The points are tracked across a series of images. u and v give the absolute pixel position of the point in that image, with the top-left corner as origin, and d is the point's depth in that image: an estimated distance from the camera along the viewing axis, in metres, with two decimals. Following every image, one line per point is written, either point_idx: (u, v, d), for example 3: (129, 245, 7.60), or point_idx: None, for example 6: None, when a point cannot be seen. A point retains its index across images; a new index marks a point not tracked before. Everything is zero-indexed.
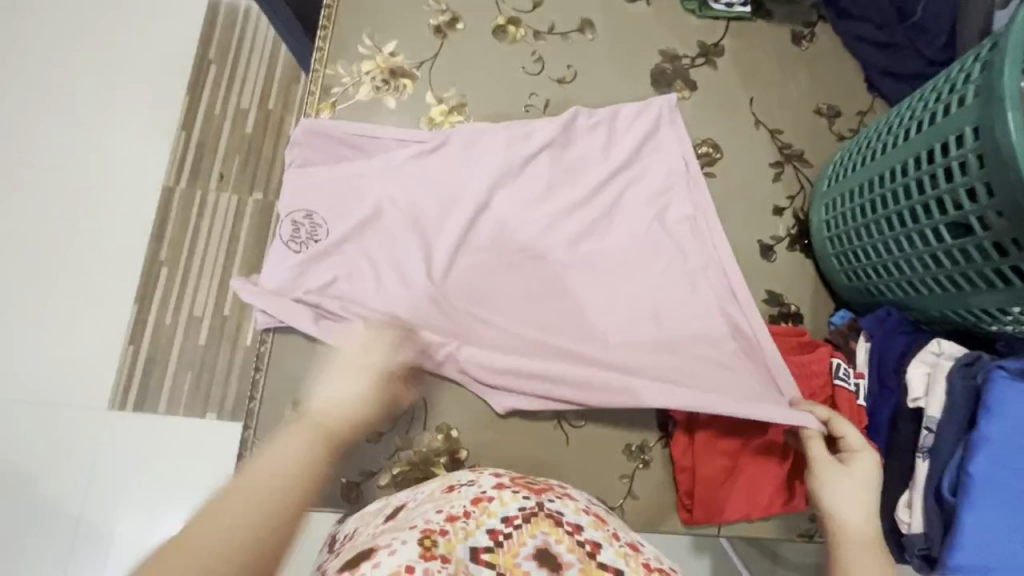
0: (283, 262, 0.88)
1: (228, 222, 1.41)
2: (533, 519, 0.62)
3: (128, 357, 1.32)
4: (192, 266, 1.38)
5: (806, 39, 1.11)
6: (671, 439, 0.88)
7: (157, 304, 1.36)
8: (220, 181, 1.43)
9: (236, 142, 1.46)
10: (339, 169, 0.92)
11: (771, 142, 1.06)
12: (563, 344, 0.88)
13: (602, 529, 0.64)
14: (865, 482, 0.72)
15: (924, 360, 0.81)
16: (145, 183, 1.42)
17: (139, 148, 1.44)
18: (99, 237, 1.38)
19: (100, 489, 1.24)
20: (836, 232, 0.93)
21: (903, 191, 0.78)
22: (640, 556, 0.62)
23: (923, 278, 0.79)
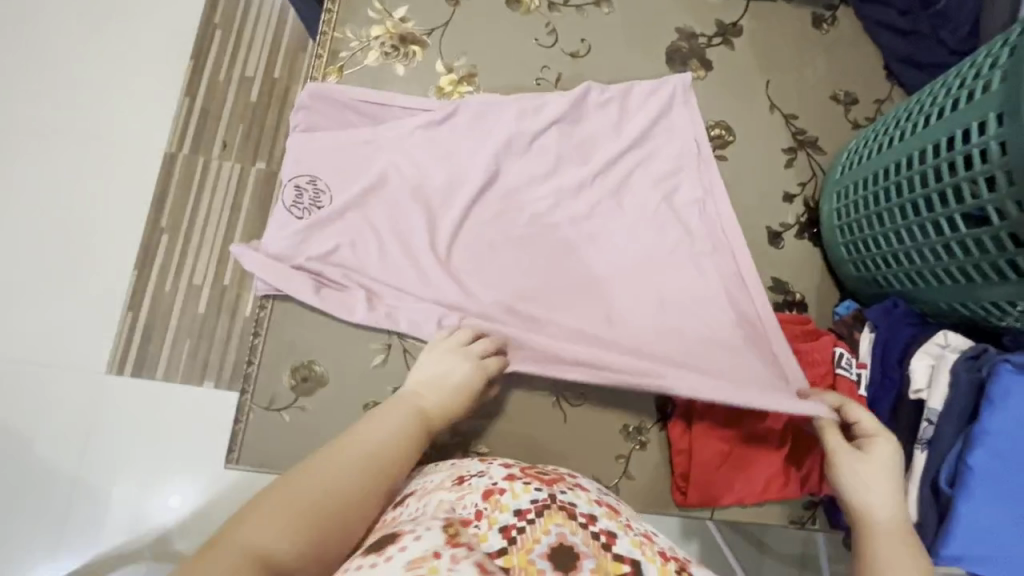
0: (286, 228, 0.87)
1: (231, 191, 1.40)
2: (547, 511, 0.64)
3: (127, 323, 1.32)
4: (193, 233, 1.37)
5: (827, 22, 1.09)
6: (668, 422, 0.88)
7: (157, 270, 1.35)
8: (223, 148, 1.41)
9: (241, 109, 1.43)
10: (345, 135, 0.90)
11: (785, 128, 1.04)
12: (565, 322, 0.87)
13: (615, 520, 0.66)
14: (886, 471, 0.70)
15: (929, 351, 0.80)
16: (147, 148, 1.41)
17: (142, 112, 1.42)
18: (100, 200, 1.37)
19: (98, 452, 1.25)
20: (847, 221, 0.91)
21: (919, 179, 0.76)
22: (654, 546, 0.64)
23: (933, 269, 0.78)
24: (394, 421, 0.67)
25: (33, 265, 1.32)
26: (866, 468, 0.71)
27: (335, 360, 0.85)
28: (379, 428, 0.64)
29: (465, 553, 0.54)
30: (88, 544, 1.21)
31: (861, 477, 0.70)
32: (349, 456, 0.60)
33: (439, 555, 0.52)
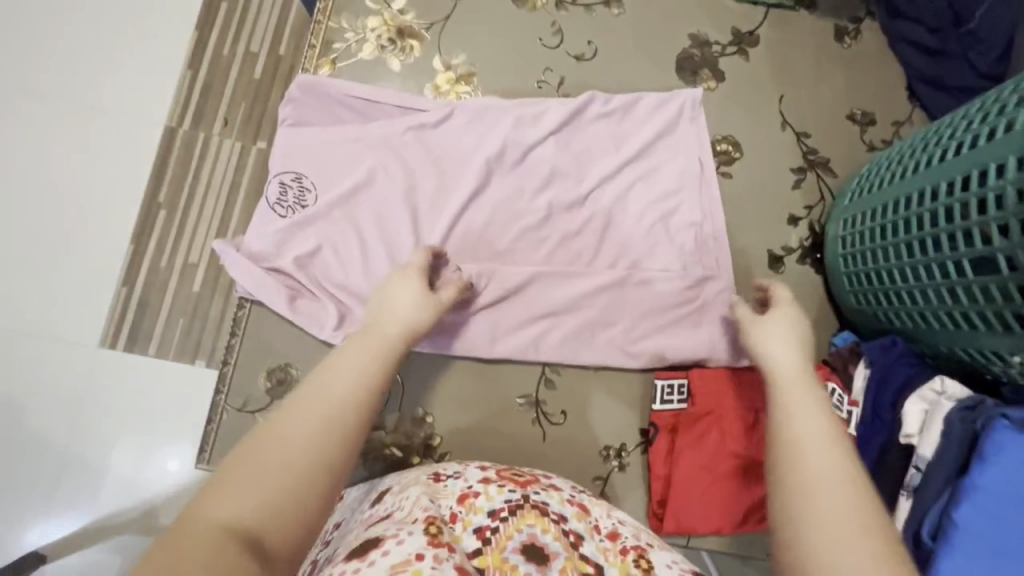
0: (268, 226, 0.85)
1: (231, 170, 1.29)
2: (519, 511, 0.62)
3: (121, 300, 1.22)
4: (190, 210, 1.27)
5: (850, 36, 1.03)
6: (650, 445, 0.86)
7: (153, 246, 1.25)
8: (224, 127, 1.30)
9: (243, 89, 1.32)
10: (333, 131, 0.87)
11: (796, 146, 0.99)
12: (551, 332, 0.87)
13: (585, 521, 0.65)
14: (797, 341, 0.71)
15: (924, 397, 0.77)
16: (143, 117, 1.31)
17: (139, 78, 1.32)
18: (90, 168, 1.27)
19: (81, 426, 1.16)
20: (852, 250, 0.88)
21: (931, 216, 0.72)
22: (616, 543, 0.64)
23: (936, 311, 0.75)
24: (352, 369, 0.56)
25: (19, 232, 1.24)
26: (785, 350, 0.69)
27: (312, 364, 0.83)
28: (338, 380, 0.53)
29: (448, 556, 0.54)
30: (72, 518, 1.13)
31: (779, 358, 0.68)
32: (303, 422, 0.49)
33: (422, 558, 0.52)
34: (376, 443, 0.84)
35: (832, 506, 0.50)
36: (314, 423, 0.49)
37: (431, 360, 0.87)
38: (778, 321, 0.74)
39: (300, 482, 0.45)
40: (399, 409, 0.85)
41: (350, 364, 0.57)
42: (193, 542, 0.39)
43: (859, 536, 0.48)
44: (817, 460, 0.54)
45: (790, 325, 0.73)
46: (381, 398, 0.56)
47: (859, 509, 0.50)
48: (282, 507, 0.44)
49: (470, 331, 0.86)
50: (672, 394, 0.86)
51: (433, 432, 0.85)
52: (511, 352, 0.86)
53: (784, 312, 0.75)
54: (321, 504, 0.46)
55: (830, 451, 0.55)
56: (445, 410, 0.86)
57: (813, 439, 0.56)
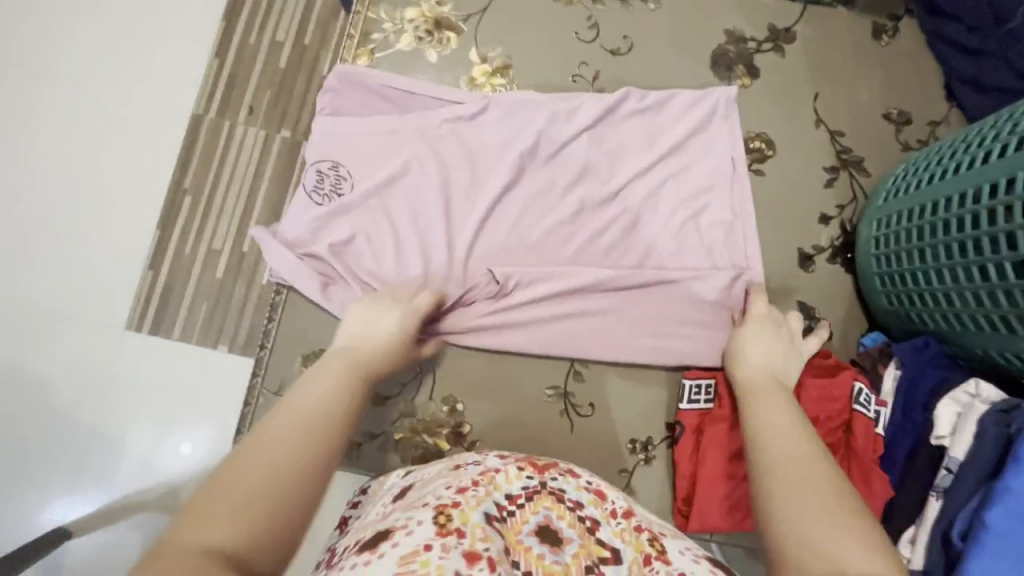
0: (305, 213, 0.86)
1: (255, 157, 1.30)
2: (535, 496, 0.64)
3: (147, 283, 1.24)
4: (215, 197, 1.28)
5: (887, 34, 1.02)
6: (676, 441, 0.87)
7: (178, 233, 1.26)
8: (249, 114, 1.31)
9: (269, 77, 1.33)
10: (374, 121, 0.88)
11: (830, 145, 0.99)
12: (579, 325, 0.87)
13: (599, 506, 0.66)
14: (774, 350, 0.80)
15: (956, 399, 0.77)
16: (172, 104, 1.32)
17: (167, 64, 1.33)
18: (120, 154, 1.29)
19: (110, 403, 1.19)
20: (887, 250, 0.87)
21: (973, 218, 0.71)
22: (631, 521, 0.65)
23: (972, 314, 0.74)
24: (325, 390, 0.58)
25: (50, 215, 1.25)
26: (763, 366, 0.78)
27: None
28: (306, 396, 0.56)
29: (457, 543, 0.55)
30: (100, 491, 1.15)
31: (756, 375, 0.77)
32: (277, 440, 0.50)
33: (430, 548, 0.54)
34: (406, 430, 0.85)
35: (817, 508, 0.54)
36: (288, 440, 0.50)
37: (461, 355, 0.88)
38: (763, 331, 0.82)
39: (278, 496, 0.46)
40: (429, 399, 0.87)
41: (321, 385, 0.59)
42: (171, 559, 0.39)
43: (845, 529, 0.51)
44: (799, 473, 0.59)
45: (773, 337, 0.81)
46: (354, 415, 0.57)
47: (841, 508, 0.54)
48: (261, 520, 0.44)
49: (504, 322, 0.86)
50: (698, 394, 0.87)
51: (462, 420, 0.87)
52: (541, 345, 0.87)
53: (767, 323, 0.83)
54: (299, 516, 0.46)
55: (809, 462, 0.60)
56: (474, 401, 0.88)
57: (791, 455, 0.62)
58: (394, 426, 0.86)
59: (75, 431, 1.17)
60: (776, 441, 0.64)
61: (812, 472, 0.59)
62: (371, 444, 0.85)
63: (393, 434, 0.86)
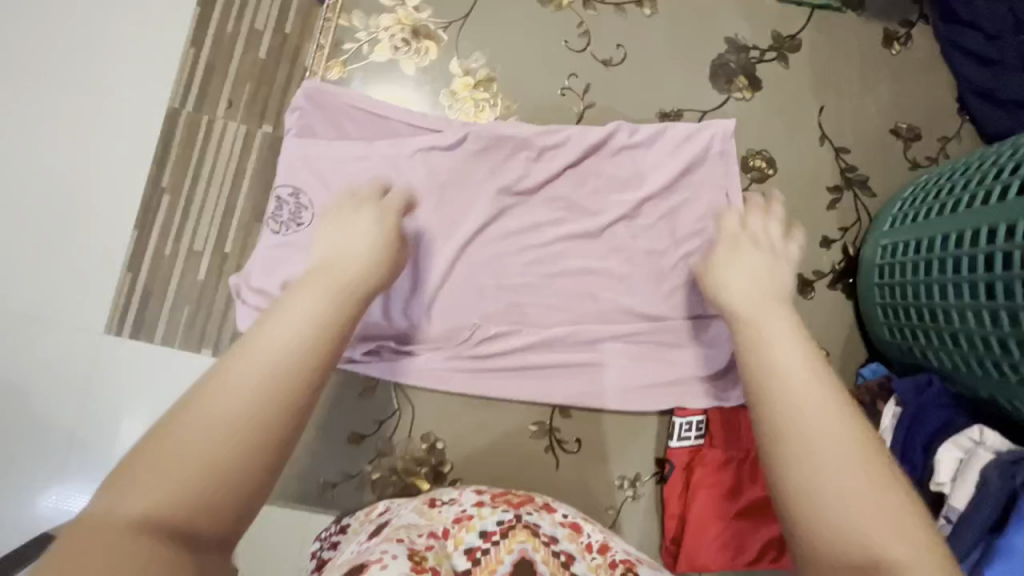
0: (265, 245, 0.80)
1: (237, 152, 1.09)
2: (512, 530, 0.62)
3: (123, 289, 1.04)
4: (194, 195, 1.07)
5: (899, 41, 0.96)
6: (665, 479, 0.84)
7: (157, 231, 1.06)
8: (228, 109, 1.09)
9: (249, 68, 1.10)
10: (335, 149, 0.81)
11: (834, 163, 0.93)
12: (566, 357, 0.84)
13: (576, 540, 0.64)
14: (760, 274, 0.68)
15: (959, 444, 0.73)
16: (137, 86, 1.10)
17: (137, 38, 1.10)
18: (80, 141, 1.07)
19: (91, 401, 1.01)
20: (891, 281, 0.82)
21: (987, 258, 0.66)
22: (606, 557, 0.63)
23: (979, 358, 0.70)
24: (286, 328, 0.47)
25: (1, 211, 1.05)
26: (746, 293, 0.65)
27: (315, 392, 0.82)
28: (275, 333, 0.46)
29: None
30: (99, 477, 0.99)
31: (742, 305, 0.63)
32: (222, 398, 0.42)
33: None
34: (385, 469, 0.82)
35: (847, 487, 0.46)
36: (235, 396, 0.42)
37: (442, 394, 0.84)
38: (746, 256, 0.70)
39: (223, 464, 0.39)
40: (407, 437, 0.83)
41: (283, 321, 0.48)
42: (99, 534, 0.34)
43: (879, 507, 0.45)
44: (825, 447, 0.48)
45: (753, 260, 0.70)
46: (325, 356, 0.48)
47: (881, 492, 0.46)
48: (202, 490, 0.38)
49: (487, 362, 0.82)
50: (690, 431, 0.84)
51: (442, 458, 0.83)
52: (526, 380, 0.83)
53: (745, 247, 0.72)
54: (251, 482, 0.40)
55: (839, 432, 0.49)
56: (457, 438, 0.83)
57: (817, 415, 0.50)
58: (372, 465, 0.83)
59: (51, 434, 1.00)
60: (789, 388, 0.52)
61: (846, 442, 0.48)
62: (346, 484, 0.82)
63: (370, 473, 0.82)
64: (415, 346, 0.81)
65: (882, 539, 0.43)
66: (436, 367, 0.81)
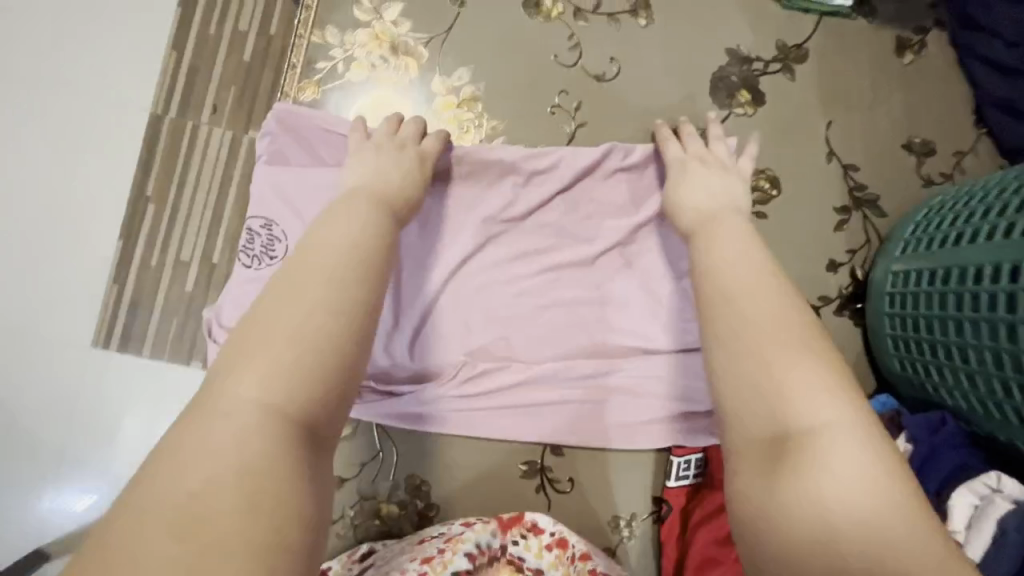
0: (237, 279, 0.76)
1: (223, 159, 1.00)
2: (497, 562, 0.72)
3: (109, 301, 0.97)
4: (182, 203, 0.99)
5: (913, 49, 0.89)
6: (663, 519, 0.80)
7: (143, 240, 0.98)
8: (213, 115, 1.01)
9: (234, 70, 1.02)
10: (313, 175, 0.76)
11: (842, 182, 0.88)
12: (557, 394, 0.79)
13: (561, 562, 0.70)
14: (718, 189, 0.70)
15: (973, 490, 0.69)
16: (117, 86, 1.01)
17: (114, 37, 1.02)
18: (58, 146, 1.00)
19: (86, 412, 0.95)
20: (902, 312, 0.78)
21: (1006, 298, 0.61)
22: (587, 565, 0.69)
23: (999, 402, 0.65)
24: (336, 255, 0.50)
25: None
26: (704, 204, 0.68)
27: None
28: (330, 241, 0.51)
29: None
30: (101, 482, 0.94)
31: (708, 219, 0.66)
32: (292, 308, 0.45)
33: None
34: (368, 512, 0.78)
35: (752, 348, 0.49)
36: (303, 306, 0.45)
37: (428, 434, 0.79)
38: (702, 177, 0.71)
39: (311, 369, 0.42)
40: (390, 479, 0.79)
41: (331, 246, 0.51)
42: (220, 429, 0.38)
43: (801, 368, 0.46)
44: (769, 336, 0.49)
45: (710, 180, 0.71)
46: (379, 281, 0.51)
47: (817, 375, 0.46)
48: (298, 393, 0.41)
49: (473, 401, 0.78)
50: (688, 471, 0.80)
51: (428, 501, 0.79)
52: (515, 418, 0.79)
53: (705, 161, 0.74)
54: (337, 386, 0.44)
55: (783, 329, 0.50)
56: (444, 478, 0.80)
57: (766, 312, 0.52)
58: (354, 508, 0.79)
59: (43, 446, 0.94)
60: (745, 293, 0.54)
61: (798, 339, 0.49)
62: (329, 528, 0.78)
63: (352, 516, 0.79)
64: (396, 387, 0.77)
65: (796, 418, 0.44)
66: (419, 408, 0.77)
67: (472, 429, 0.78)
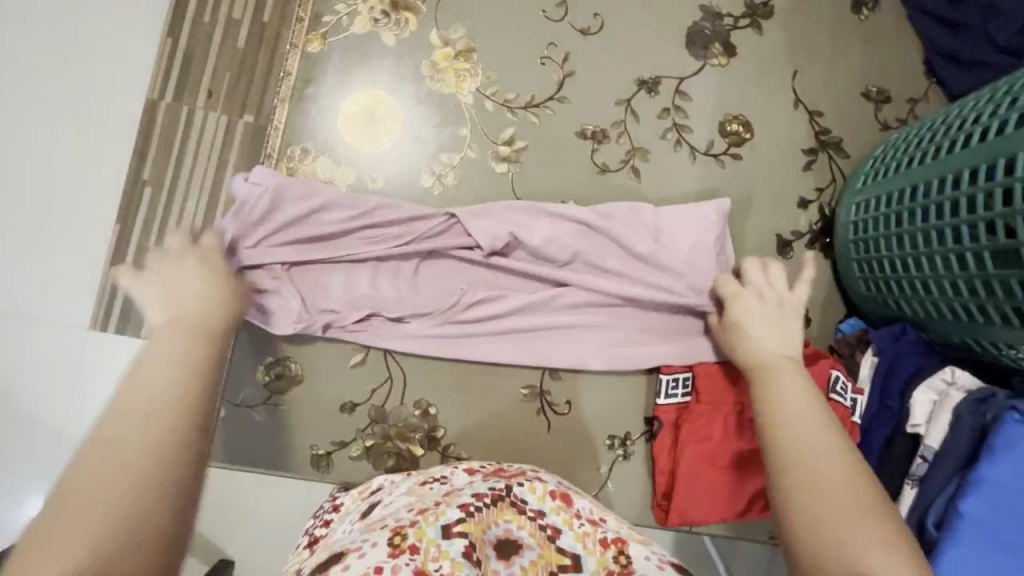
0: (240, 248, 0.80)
1: (218, 143, 1.04)
2: (498, 504, 0.57)
3: (107, 283, 1.00)
4: (178, 184, 1.02)
5: (868, 7, 0.98)
6: (655, 437, 0.87)
7: (140, 224, 1.02)
8: (208, 99, 1.04)
9: (227, 55, 1.05)
10: (330, 186, 0.82)
11: (809, 126, 0.96)
12: (553, 321, 0.85)
13: (564, 511, 0.58)
14: (774, 328, 0.69)
15: (933, 387, 0.77)
16: (114, 70, 1.05)
17: (112, 18, 1.06)
18: (57, 131, 1.02)
19: (85, 392, 0.97)
20: (865, 236, 0.85)
21: (952, 205, 0.69)
22: (596, 529, 0.57)
23: (949, 302, 0.73)
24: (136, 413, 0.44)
25: None
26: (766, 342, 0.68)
27: (311, 361, 0.84)
28: (145, 384, 0.46)
29: (408, 562, 0.49)
30: None
31: (766, 353, 0.66)
32: (118, 443, 0.42)
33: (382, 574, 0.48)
34: (379, 437, 0.84)
35: (820, 483, 0.50)
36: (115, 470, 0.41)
37: (433, 361, 0.86)
38: (757, 313, 0.72)
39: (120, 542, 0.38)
40: (400, 404, 0.85)
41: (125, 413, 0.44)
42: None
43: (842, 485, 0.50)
44: (820, 472, 0.51)
45: (761, 312, 0.72)
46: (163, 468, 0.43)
47: (868, 508, 0.48)
48: (120, 521, 0.39)
49: (477, 326, 0.84)
50: (676, 389, 0.86)
51: (436, 424, 0.85)
52: (515, 344, 0.85)
53: (764, 299, 0.73)
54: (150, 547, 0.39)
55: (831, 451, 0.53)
56: (450, 406, 0.86)
57: (816, 448, 0.53)
58: (366, 433, 0.84)
59: (45, 424, 0.97)
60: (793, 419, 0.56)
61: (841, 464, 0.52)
62: (341, 452, 0.84)
63: (365, 441, 0.84)
64: (405, 314, 0.82)
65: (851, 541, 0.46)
66: (425, 332, 0.83)
67: (479, 353, 0.84)
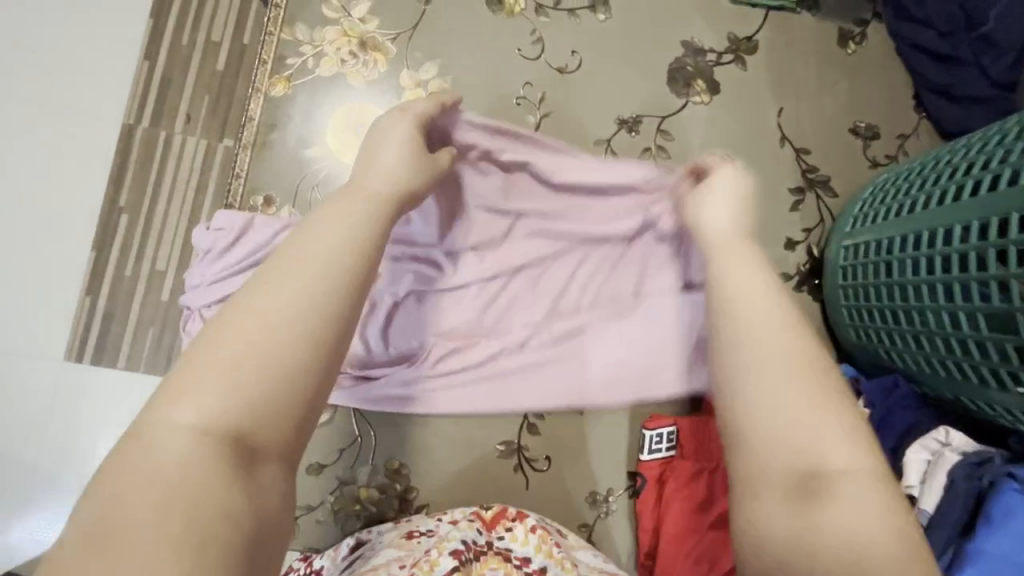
0: (203, 299, 0.78)
1: (199, 166, 0.93)
2: (482, 556, 0.63)
3: (81, 316, 0.90)
4: (157, 210, 0.92)
5: (855, 40, 0.95)
6: (638, 493, 0.83)
7: (115, 252, 0.91)
8: (187, 123, 0.94)
9: (209, 71, 0.94)
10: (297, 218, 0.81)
11: (795, 164, 0.92)
12: (530, 374, 0.82)
13: (544, 542, 0.66)
14: (741, 205, 0.65)
15: (927, 446, 0.72)
16: (81, 89, 0.94)
17: (75, 33, 0.95)
18: (18, 156, 0.92)
19: (59, 421, 0.88)
20: (854, 283, 0.81)
21: (942, 260, 0.66)
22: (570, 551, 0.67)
23: (942, 359, 0.69)
24: (293, 290, 0.42)
25: None
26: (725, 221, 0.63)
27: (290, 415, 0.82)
28: (319, 243, 0.46)
29: None
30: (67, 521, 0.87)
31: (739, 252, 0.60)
32: (276, 302, 0.42)
33: None
34: (349, 499, 0.80)
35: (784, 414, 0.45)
36: (271, 322, 0.41)
37: (402, 416, 0.82)
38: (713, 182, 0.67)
39: (271, 395, 0.39)
40: (369, 467, 0.81)
41: (276, 299, 0.42)
42: (135, 489, 0.33)
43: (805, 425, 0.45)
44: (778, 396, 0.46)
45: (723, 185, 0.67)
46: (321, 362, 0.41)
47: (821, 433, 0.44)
48: (277, 381, 0.39)
49: (449, 378, 0.81)
50: (661, 443, 0.82)
51: (409, 487, 0.81)
52: (492, 396, 0.82)
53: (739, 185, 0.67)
54: (296, 410, 0.40)
55: (791, 372, 0.46)
56: (423, 464, 0.82)
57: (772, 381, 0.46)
58: (336, 496, 0.81)
59: (20, 453, 0.87)
60: (738, 344, 0.49)
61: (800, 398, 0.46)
62: (308, 516, 0.80)
63: (334, 504, 0.81)
64: (371, 371, 0.80)
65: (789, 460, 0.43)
66: (395, 387, 0.80)
67: (452, 406, 0.81)
